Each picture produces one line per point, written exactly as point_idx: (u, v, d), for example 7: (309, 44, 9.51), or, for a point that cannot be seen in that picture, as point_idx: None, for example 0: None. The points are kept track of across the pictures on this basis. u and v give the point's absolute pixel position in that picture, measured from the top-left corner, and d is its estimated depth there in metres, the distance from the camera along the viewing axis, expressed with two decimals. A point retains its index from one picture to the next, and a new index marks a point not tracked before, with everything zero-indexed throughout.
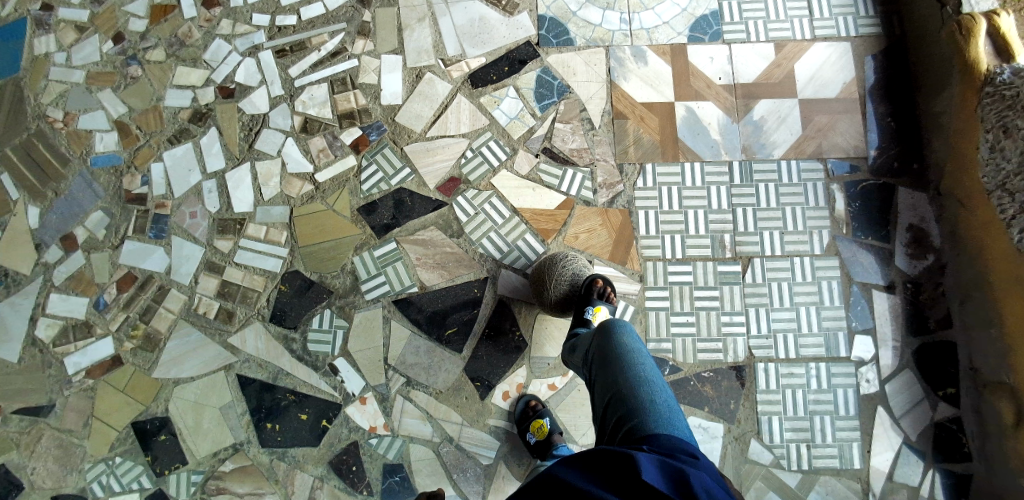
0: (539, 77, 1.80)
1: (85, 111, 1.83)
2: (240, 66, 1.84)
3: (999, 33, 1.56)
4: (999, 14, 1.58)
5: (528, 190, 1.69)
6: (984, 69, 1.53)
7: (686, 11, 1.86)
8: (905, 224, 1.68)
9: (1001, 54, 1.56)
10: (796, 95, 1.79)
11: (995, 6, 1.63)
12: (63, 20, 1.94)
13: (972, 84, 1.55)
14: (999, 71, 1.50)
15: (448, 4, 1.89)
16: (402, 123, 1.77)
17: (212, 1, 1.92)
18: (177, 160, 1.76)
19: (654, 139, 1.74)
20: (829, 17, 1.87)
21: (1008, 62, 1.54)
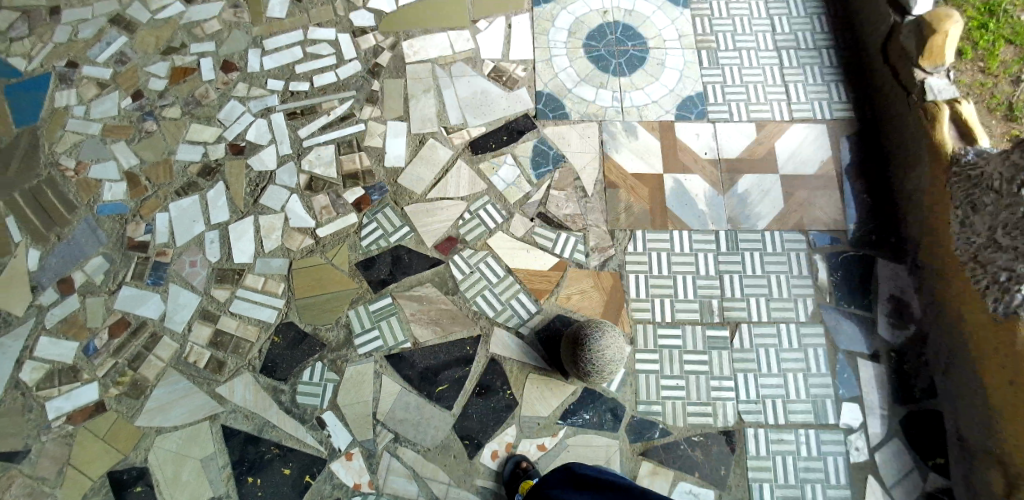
0: (535, 146, 1.90)
1: (98, 160, 1.90)
2: (252, 126, 1.94)
3: (961, 118, 1.69)
4: (960, 102, 1.71)
5: (522, 251, 1.75)
6: (950, 150, 1.65)
7: (673, 92, 2.01)
8: (886, 295, 1.73)
9: (965, 137, 1.68)
10: (777, 171, 1.90)
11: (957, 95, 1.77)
12: (86, 77, 2.05)
13: (939, 163, 1.66)
14: (964, 152, 1.61)
15: (452, 78, 2.02)
16: (404, 184, 1.84)
17: (231, 66, 2.05)
18: (182, 211, 1.81)
19: (645, 207, 1.82)
20: (805, 101, 2.02)
21: (972, 143, 1.65)
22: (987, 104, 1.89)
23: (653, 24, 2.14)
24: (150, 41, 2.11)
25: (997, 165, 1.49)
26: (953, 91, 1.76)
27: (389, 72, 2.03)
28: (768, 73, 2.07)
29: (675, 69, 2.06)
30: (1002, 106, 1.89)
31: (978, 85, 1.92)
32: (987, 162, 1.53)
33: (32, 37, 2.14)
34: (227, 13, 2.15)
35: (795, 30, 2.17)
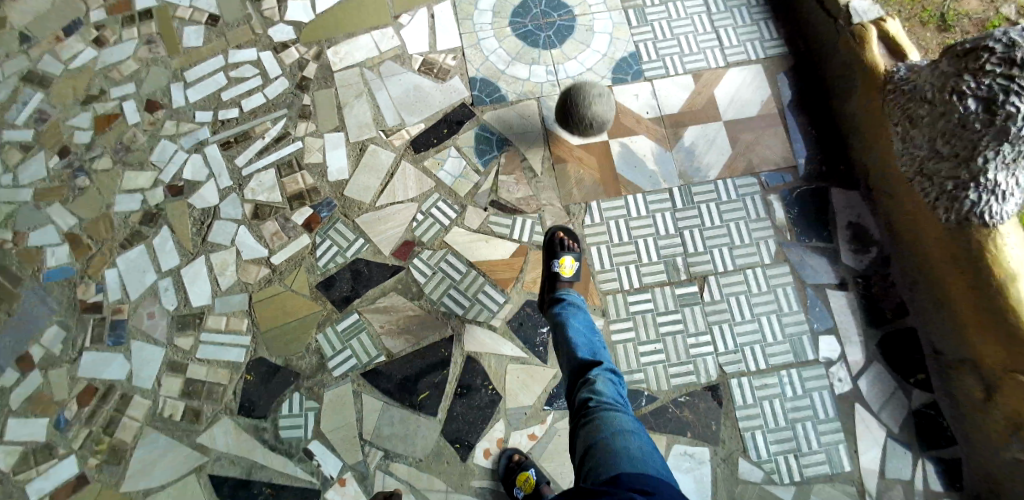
0: (478, 135, 1.88)
1: (35, 228, 1.83)
2: (187, 163, 1.88)
3: (888, 36, 1.73)
4: (886, 20, 1.74)
5: (481, 243, 1.74)
6: (882, 70, 1.68)
7: (606, 56, 2.00)
8: (844, 223, 1.76)
9: (895, 55, 1.71)
10: (719, 118, 1.91)
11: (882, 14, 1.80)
12: (7, 142, 1.96)
13: (875, 84, 1.68)
14: (895, 69, 1.64)
15: (382, 79, 1.98)
16: (351, 196, 1.81)
17: (155, 104, 1.97)
18: (131, 264, 1.76)
19: (595, 177, 1.82)
20: (738, 44, 2.02)
21: (902, 60, 1.69)
22: (919, 19, 1.90)
23: None
24: (67, 93, 2.02)
25: (927, 77, 1.50)
26: (878, 10, 1.81)
27: (318, 83, 1.98)
28: (697, 21, 2.06)
29: (604, 32, 2.03)
30: (934, 19, 1.89)
31: (908, 1, 1.92)
32: (917, 76, 1.55)
33: None
34: (141, 50, 2.07)
35: None
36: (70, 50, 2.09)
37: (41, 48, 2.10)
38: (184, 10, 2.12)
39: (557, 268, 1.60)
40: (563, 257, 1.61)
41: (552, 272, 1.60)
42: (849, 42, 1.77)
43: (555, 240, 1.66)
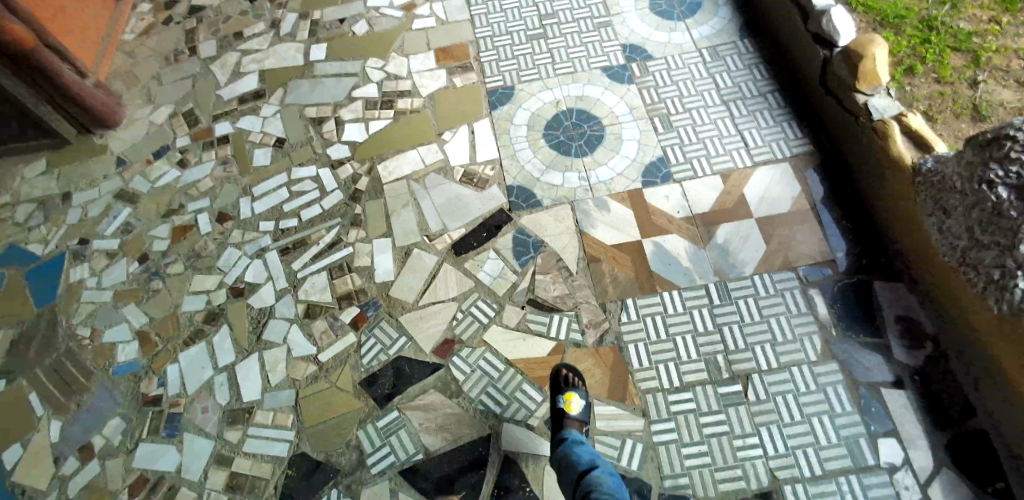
0: (515, 237, 1.99)
1: (111, 325, 2.00)
2: (249, 267, 2.05)
3: (913, 129, 1.73)
4: (906, 115, 1.76)
5: (519, 341, 1.78)
6: (910, 163, 1.68)
7: (636, 161, 2.13)
8: (892, 317, 1.71)
9: (921, 147, 1.71)
10: (751, 215, 1.96)
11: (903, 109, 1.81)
12: (97, 250, 2.21)
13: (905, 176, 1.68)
14: (923, 162, 1.64)
15: (427, 189, 2.16)
16: (395, 296, 1.92)
17: (226, 216, 2.20)
18: (191, 360, 1.88)
19: (630, 275, 1.87)
20: (763, 145, 2.11)
21: (930, 151, 1.68)
22: (952, 111, 1.95)
23: (604, 104, 2.29)
24: (152, 207, 2.29)
25: (953, 168, 1.51)
26: (897, 106, 1.82)
27: (369, 194, 2.18)
28: (722, 126, 2.18)
29: (633, 140, 2.18)
30: (967, 110, 1.94)
31: (937, 95, 1.99)
32: (945, 167, 1.54)
33: (47, 223, 2.34)
34: (218, 170, 2.35)
35: (737, 82, 2.29)
36: (158, 171, 2.40)
37: (134, 170, 2.43)
38: (256, 136, 2.43)
39: (563, 404, 1.55)
40: (568, 394, 1.56)
41: (558, 409, 1.55)
42: (873, 138, 1.80)
43: (559, 377, 1.63)
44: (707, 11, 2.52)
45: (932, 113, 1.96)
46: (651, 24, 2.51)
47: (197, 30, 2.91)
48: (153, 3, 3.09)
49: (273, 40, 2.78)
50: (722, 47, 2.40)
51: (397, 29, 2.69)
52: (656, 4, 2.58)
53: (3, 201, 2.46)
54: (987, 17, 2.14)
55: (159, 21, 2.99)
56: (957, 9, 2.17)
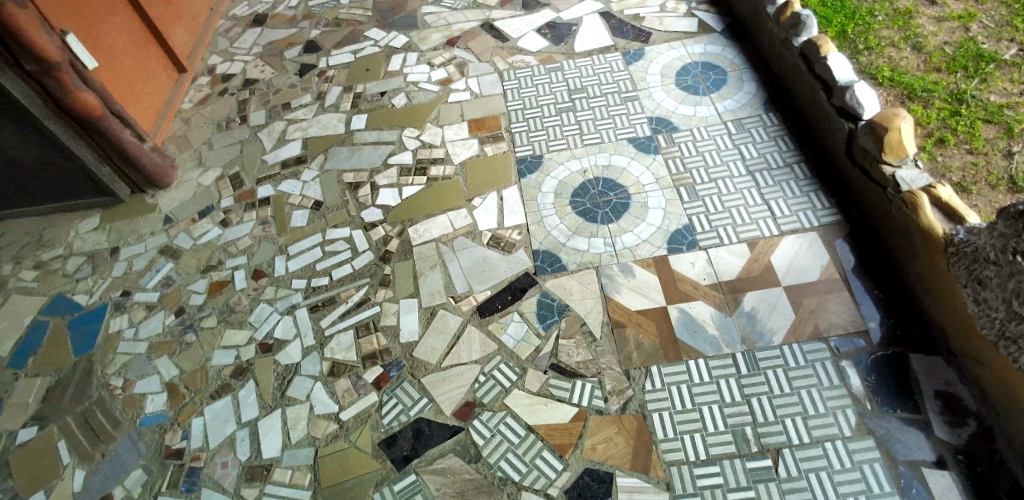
0: (539, 300, 2.01)
1: (142, 376, 2.05)
2: (279, 323, 2.11)
3: (942, 201, 1.69)
4: (936, 186, 1.72)
5: (541, 406, 1.76)
6: (941, 233, 1.64)
7: (661, 228, 2.15)
8: (932, 391, 1.63)
9: (953, 217, 1.66)
10: (779, 284, 1.94)
11: (933, 180, 1.79)
12: (137, 302, 2.31)
13: (936, 246, 1.64)
14: (954, 232, 1.59)
15: (455, 251, 2.22)
16: (419, 357, 1.93)
17: (261, 273, 2.29)
18: (216, 413, 1.90)
19: (655, 341, 1.85)
20: (790, 214, 2.12)
21: (961, 222, 1.63)
22: (987, 181, 1.94)
23: (630, 173, 2.36)
24: (193, 263, 2.41)
25: (987, 239, 1.44)
26: (926, 177, 1.81)
27: (399, 255, 2.25)
28: (747, 195, 2.21)
29: (658, 208, 2.22)
30: (1003, 181, 1.93)
31: (970, 166, 1.99)
32: (977, 238, 1.49)
33: (94, 275, 2.47)
34: (257, 229, 2.47)
35: (762, 153, 2.34)
36: (201, 229, 2.54)
37: (179, 227, 2.57)
38: (295, 198, 2.57)
39: None
40: None
41: None
42: (902, 207, 1.77)
43: None
44: (731, 86, 2.63)
45: (966, 184, 1.96)
46: (677, 98, 2.62)
47: (249, 100, 3.15)
48: (211, 76, 3.38)
49: (317, 111, 2.99)
50: (747, 120, 2.48)
51: (433, 102, 2.88)
52: (682, 79, 2.70)
53: (58, 253, 2.62)
54: (1017, 90, 2.16)
55: (215, 93, 3.26)
56: (986, 83, 2.21)
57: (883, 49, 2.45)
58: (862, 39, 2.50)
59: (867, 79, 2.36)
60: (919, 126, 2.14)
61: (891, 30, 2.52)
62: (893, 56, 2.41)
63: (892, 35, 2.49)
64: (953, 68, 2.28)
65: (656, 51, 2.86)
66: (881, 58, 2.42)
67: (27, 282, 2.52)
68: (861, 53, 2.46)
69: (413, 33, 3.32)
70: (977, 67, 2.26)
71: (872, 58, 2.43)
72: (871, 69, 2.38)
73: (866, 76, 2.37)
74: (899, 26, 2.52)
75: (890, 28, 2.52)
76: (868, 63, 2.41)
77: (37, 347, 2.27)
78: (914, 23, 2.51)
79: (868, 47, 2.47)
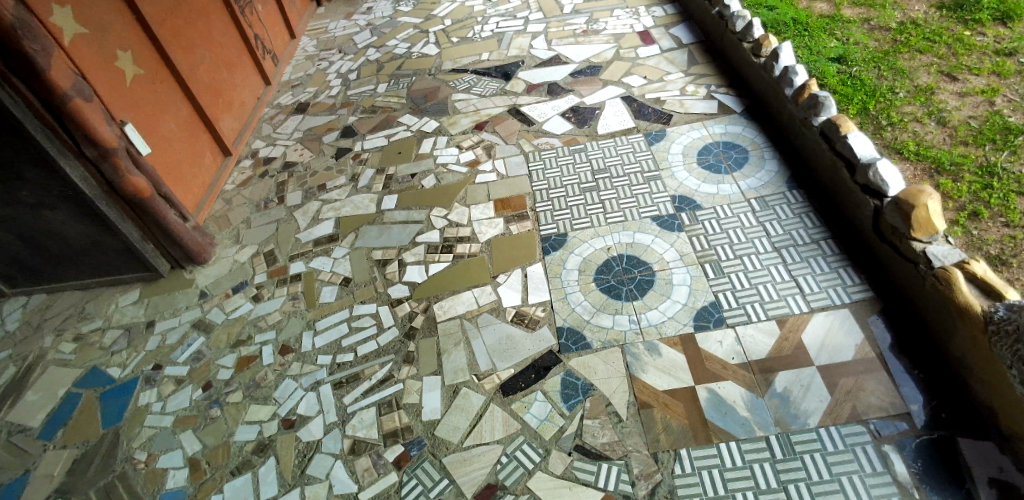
0: (563, 378, 1.99)
1: (166, 450, 2.06)
2: (303, 399, 2.12)
3: (978, 276, 1.63)
4: (970, 261, 1.68)
5: (564, 489, 1.69)
6: (980, 310, 1.57)
7: (687, 305, 2.14)
8: (985, 480, 1.51)
9: (991, 293, 1.60)
10: (812, 363, 1.88)
11: (967, 256, 1.75)
12: (167, 375, 2.36)
13: (976, 323, 1.57)
14: (993, 309, 1.53)
15: (479, 328, 2.24)
16: (441, 436, 1.90)
17: (288, 348, 2.34)
18: (235, 490, 1.89)
19: (683, 423, 1.79)
20: (819, 290, 2.09)
21: (1001, 299, 1.57)
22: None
23: (654, 250, 2.39)
24: (223, 337, 2.47)
25: None
26: (960, 252, 1.77)
27: (423, 331, 2.27)
28: (775, 272, 2.20)
29: (683, 285, 2.22)
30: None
31: (1008, 239, 1.96)
32: (1017, 315, 1.43)
33: (129, 348, 2.55)
34: (287, 304, 2.55)
35: (788, 230, 2.35)
36: (234, 303, 2.63)
37: (213, 302, 2.67)
38: (325, 275, 2.66)
39: None
40: None
41: None
42: (936, 283, 1.72)
43: None
44: (753, 165, 2.69)
45: (1006, 257, 1.92)
46: (699, 177, 2.70)
47: (287, 182, 3.36)
48: (254, 159, 3.63)
49: (351, 191, 3.16)
50: (771, 197, 2.51)
51: (460, 183, 3.01)
52: (703, 159, 2.79)
53: (97, 325, 2.73)
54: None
55: (257, 175, 3.49)
56: (1017, 155, 2.22)
57: (907, 124, 2.50)
58: (885, 115, 2.57)
59: (893, 154, 2.40)
60: (950, 199, 2.14)
61: (913, 106, 2.59)
62: (917, 131, 2.46)
63: (915, 111, 2.56)
64: (981, 141, 2.31)
65: (677, 132, 2.98)
66: (905, 133, 2.47)
67: (66, 354, 2.61)
68: (884, 128, 2.52)
69: (443, 118, 3.55)
70: (1006, 140, 2.28)
71: (896, 133, 2.48)
72: (896, 144, 2.42)
73: (891, 150, 2.41)
74: (921, 102, 2.59)
75: (912, 104, 2.59)
76: (893, 138, 2.46)
77: (67, 419, 2.31)
78: (936, 99, 2.58)
79: (891, 122, 2.53)
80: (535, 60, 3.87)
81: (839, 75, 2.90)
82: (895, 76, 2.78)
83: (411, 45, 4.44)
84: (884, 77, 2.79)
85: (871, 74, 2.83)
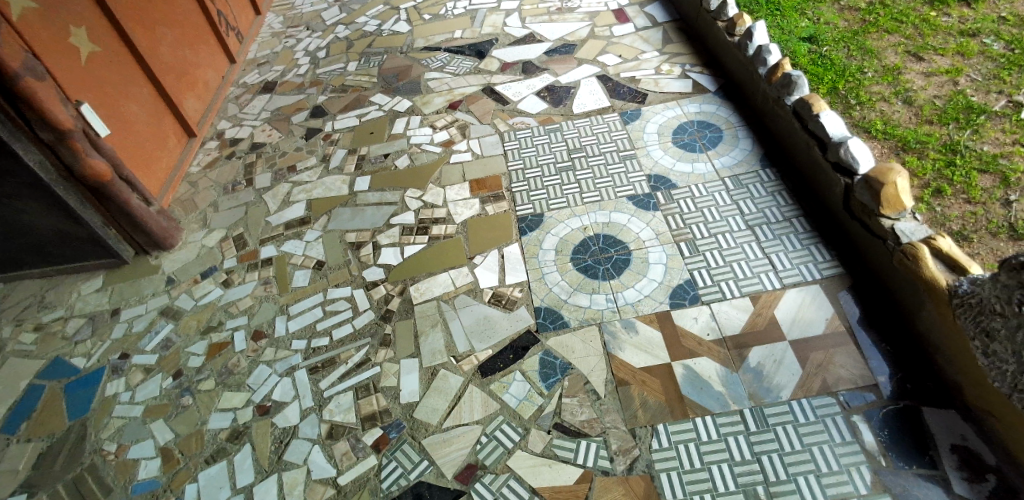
0: (541, 358, 1.99)
1: (136, 441, 2.01)
2: (278, 385, 2.08)
3: (944, 252, 1.68)
4: (936, 237, 1.72)
5: (544, 467, 1.71)
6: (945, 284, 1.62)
7: (663, 284, 2.16)
8: (948, 447, 1.57)
9: (956, 268, 1.65)
10: (784, 338, 1.92)
11: (932, 232, 1.79)
12: (135, 364, 2.29)
13: (941, 298, 1.62)
14: (957, 283, 1.57)
15: (456, 310, 2.22)
16: (420, 418, 1.89)
17: (260, 334, 2.28)
18: (211, 479, 1.85)
19: (660, 399, 1.82)
20: (791, 267, 2.13)
21: (965, 273, 1.61)
22: (988, 230, 1.97)
23: (631, 229, 2.40)
24: (193, 324, 2.40)
25: (990, 290, 1.41)
26: (926, 228, 1.82)
27: (400, 314, 2.25)
28: (748, 249, 2.23)
29: (659, 263, 2.24)
30: (1003, 229, 1.96)
31: (969, 215, 2.02)
32: (980, 289, 1.47)
33: (93, 337, 2.46)
34: (259, 289, 2.48)
35: (761, 208, 2.38)
36: (203, 289, 2.55)
37: (181, 288, 2.58)
38: (298, 258, 2.60)
39: None
40: None
41: None
42: (903, 260, 1.76)
43: None
44: (727, 144, 2.71)
45: (967, 232, 1.98)
46: (674, 156, 2.70)
47: (255, 163, 3.25)
48: (219, 141, 3.51)
49: (322, 173, 3.08)
50: (745, 176, 2.54)
51: (435, 163, 2.96)
52: (678, 138, 2.80)
53: (58, 315, 2.62)
54: (1010, 140, 2.23)
55: (223, 156, 3.37)
56: (978, 134, 2.28)
57: (875, 103, 2.55)
58: (854, 94, 2.61)
59: (861, 132, 2.44)
60: (916, 177, 2.20)
61: (881, 85, 2.63)
62: (885, 110, 2.51)
63: (882, 90, 2.60)
64: (945, 120, 2.36)
65: (652, 112, 2.98)
66: (873, 112, 2.51)
67: (26, 345, 2.51)
68: (853, 107, 2.56)
69: (416, 97, 3.47)
70: (968, 119, 2.34)
71: (865, 112, 2.52)
72: (864, 123, 2.46)
73: (859, 129, 2.45)
74: (889, 81, 2.63)
75: (880, 84, 2.64)
76: (861, 117, 2.50)
77: (30, 412, 2.22)
78: (903, 79, 2.63)
79: (860, 101, 2.57)
80: (509, 37, 3.81)
81: (810, 55, 2.93)
82: (864, 56, 2.81)
83: (382, 22, 4.31)
84: (853, 57, 2.83)
85: (841, 54, 2.87)
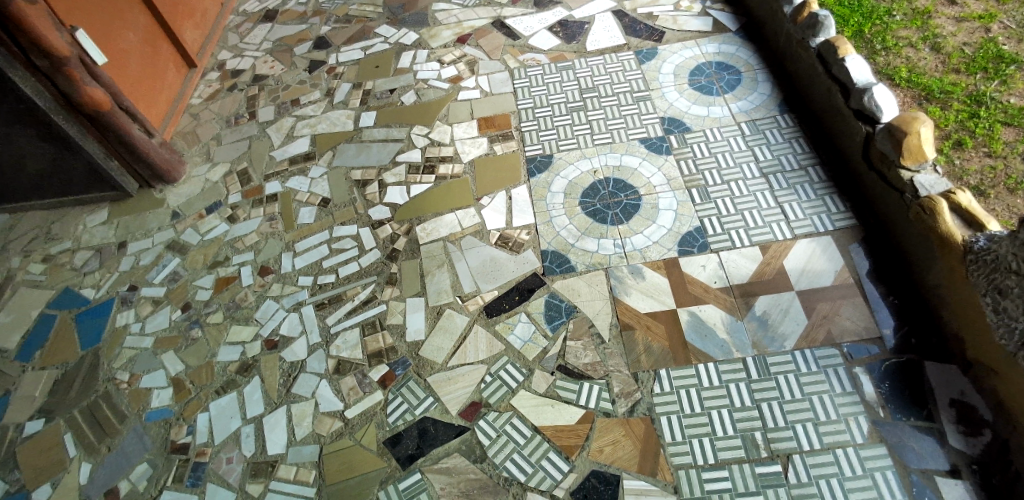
0: (547, 301, 1.99)
1: (148, 371, 2.06)
2: (285, 320, 2.10)
3: (962, 207, 1.62)
4: (955, 191, 1.66)
5: (547, 407, 1.74)
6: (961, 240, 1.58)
7: (672, 230, 2.13)
8: (947, 401, 1.59)
9: (973, 224, 1.60)
10: (791, 288, 1.90)
11: (953, 187, 1.73)
12: (144, 296, 2.31)
13: (955, 254, 1.58)
14: (974, 239, 1.53)
15: (462, 250, 2.21)
16: (425, 356, 1.92)
17: (267, 269, 2.29)
18: (221, 409, 1.91)
19: (664, 344, 1.83)
20: (804, 217, 2.09)
21: (982, 229, 1.57)
22: (1006, 185, 1.90)
23: (641, 174, 2.33)
24: (199, 258, 2.41)
25: (1009, 247, 1.38)
26: (947, 182, 1.75)
27: (405, 254, 2.24)
28: (761, 198, 2.18)
29: (669, 209, 2.20)
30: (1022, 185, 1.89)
31: (989, 170, 1.95)
32: (997, 246, 1.44)
33: (101, 269, 2.48)
34: (264, 226, 2.47)
35: (777, 155, 2.31)
36: (208, 224, 2.54)
37: (186, 222, 2.57)
38: (302, 195, 2.56)
39: None
40: None
41: None
42: (919, 213, 1.71)
43: None
44: (746, 87, 2.59)
45: (984, 188, 1.91)
46: (689, 98, 2.59)
47: (258, 96, 3.15)
48: (220, 72, 3.39)
49: (326, 107, 2.98)
50: (762, 121, 2.44)
51: (442, 100, 2.86)
52: (695, 79, 2.67)
53: (66, 246, 2.63)
54: None
55: (224, 88, 3.27)
56: (1007, 85, 2.16)
57: (901, 49, 2.40)
58: (879, 39, 2.46)
59: (885, 79, 2.32)
60: (938, 128, 2.10)
61: (909, 30, 2.47)
62: (911, 56, 2.37)
63: (910, 35, 2.45)
64: (973, 69, 2.24)
65: (669, 50, 2.83)
66: (898, 58, 2.38)
67: (36, 276, 2.53)
68: (878, 53, 2.42)
69: (423, 30, 3.31)
70: (997, 69, 2.21)
71: (889, 58, 2.39)
72: (888, 70, 2.34)
73: (883, 76, 2.33)
74: (918, 26, 2.47)
75: (909, 28, 2.48)
76: (885, 63, 2.37)
77: (44, 341, 2.27)
78: (933, 23, 2.47)
79: (885, 46, 2.43)
80: None
81: None
82: None
83: None
84: None
85: None
